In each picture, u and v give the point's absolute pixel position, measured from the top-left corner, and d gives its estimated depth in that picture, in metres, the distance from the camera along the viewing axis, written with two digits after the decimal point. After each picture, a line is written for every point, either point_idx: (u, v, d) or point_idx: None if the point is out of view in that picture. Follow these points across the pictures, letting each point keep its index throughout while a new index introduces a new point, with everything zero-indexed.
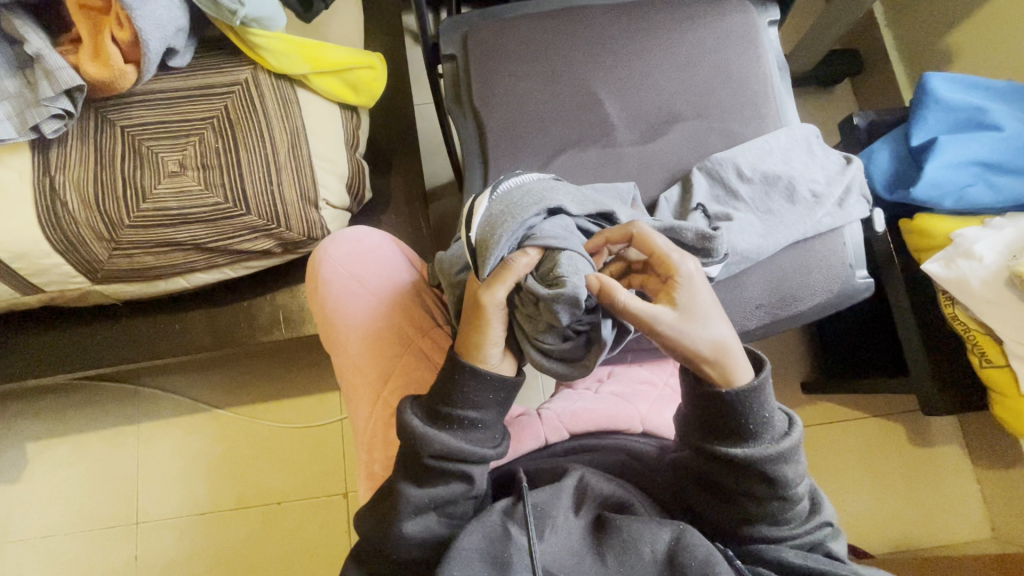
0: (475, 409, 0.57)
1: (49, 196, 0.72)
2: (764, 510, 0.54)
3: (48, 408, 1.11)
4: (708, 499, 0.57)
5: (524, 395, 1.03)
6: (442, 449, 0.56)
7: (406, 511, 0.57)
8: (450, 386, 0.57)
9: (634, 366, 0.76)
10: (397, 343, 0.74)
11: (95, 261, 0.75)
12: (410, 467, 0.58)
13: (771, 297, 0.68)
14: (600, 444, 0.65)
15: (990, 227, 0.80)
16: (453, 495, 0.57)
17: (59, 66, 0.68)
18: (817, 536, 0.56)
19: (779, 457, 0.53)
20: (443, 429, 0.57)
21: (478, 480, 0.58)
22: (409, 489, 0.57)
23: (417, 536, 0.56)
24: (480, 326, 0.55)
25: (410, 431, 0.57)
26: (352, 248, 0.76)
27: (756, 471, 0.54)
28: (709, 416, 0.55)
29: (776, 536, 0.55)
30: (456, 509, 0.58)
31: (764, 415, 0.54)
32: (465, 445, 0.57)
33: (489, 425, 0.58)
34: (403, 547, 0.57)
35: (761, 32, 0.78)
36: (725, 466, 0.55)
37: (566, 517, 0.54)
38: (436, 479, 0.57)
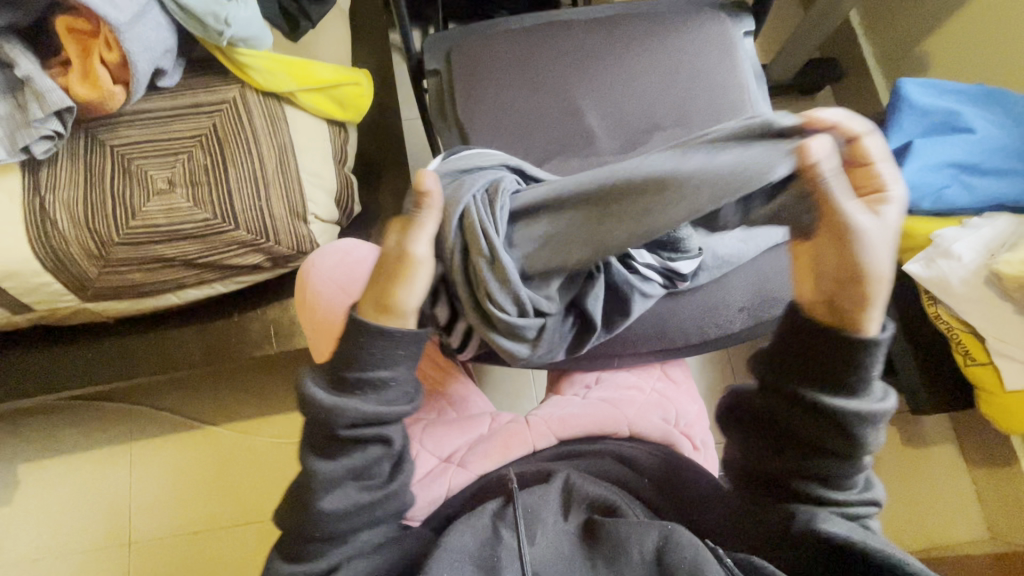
0: (385, 370, 0.52)
1: (38, 215, 0.73)
2: (829, 470, 0.51)
3: (40, 427, 1.11)
4: (767, 447, 0.54)
5: (519, 404, 1.03)
6: (355, 416, 0.51)
7: (326, 487, 0.52)
8: (353, 348, 0.51)
9: (620, 370, 0.75)
10: None
11: (85, 278, 0.76)
12: (320, 441, 0.52)
13: (753, 300, 0.68)
14: (587, 449, 0.64)
15: (968, 227, 0.81)
16: (372, 462, 0.53)
17: (48, 87, 0.70)
18: (866, 512, 0.52)
19: (867, 418, 0.49)
20: (355, 395, 0.52)
21: (397, 439, 0.54)
22: (323, 465, 0.52)
23: (343, 510, 0.51)
24: (400, 281, 0.52)
25: (314, 403, 0.51)
26: (338, 260, 0.77)
27: (833, 424, 0.50)
28: (805, 353, 0.51)
29: (828, 499, 0.51)
30: (380, 472, 0.54)
31: (869, 370, 0.49)
32: (380, 409, 0.52)
33: (402, 383, 0.53)
34: (328, 525, 0.51)
35: (738, 42, 0.80)
36: (805, 416, 0.51)
37: (555, 522, 0.54)
38: (352, 449, 0.52)
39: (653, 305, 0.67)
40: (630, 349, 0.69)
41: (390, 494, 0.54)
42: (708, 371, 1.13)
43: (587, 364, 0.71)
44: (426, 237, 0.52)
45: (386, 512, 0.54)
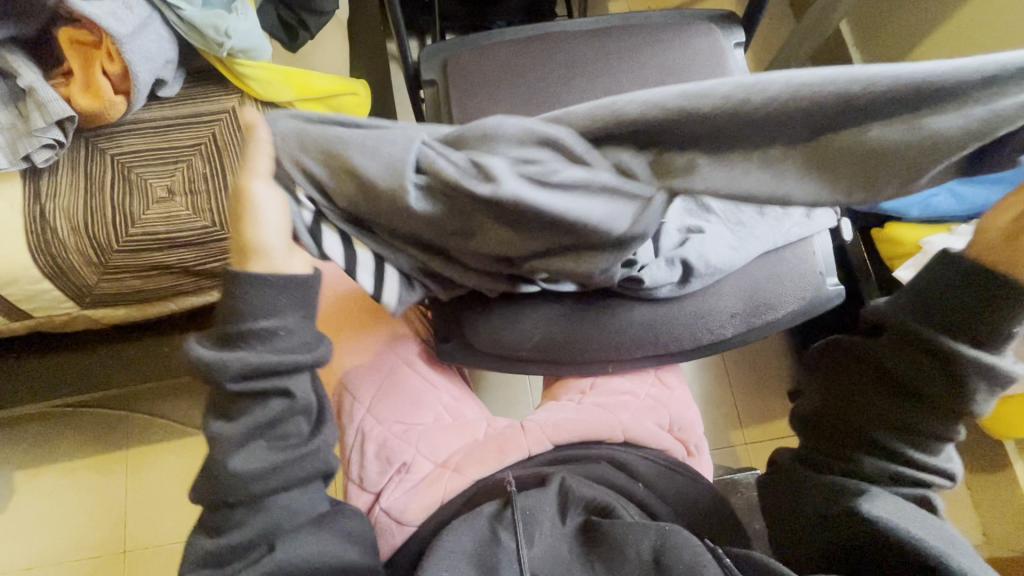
0: (269, 319, 0.47)
1: (37, 223, 0.73)
2: (921, 425, 0.48)
3: (36, 435, 1.11)
4: (859, 390, 0.51)
5: (514, 410, 1.04)
6: (244, 368, 0.46)
7: (228, 450, 0.47)
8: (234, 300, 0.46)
9: (614, 376, 0.74)
10: (382, 367, 0.72)
11: (84, 286, 0.77)
12: (216, 402, 0.48)
13: (746, 306, 0.69)
14: (582, 454, 0.65)
15: (957, 234, 0.82)
16: (277, 417, 0.48)
17: (50, 97, 0.71)
18: (931, 482, 0.50)
19: (990, 377, 0.45)
20: (243, 348, 0.46)
21: (302, 393, 0.49)
22: (220, 426, 0.47)
23: (250, 473, 0.47)
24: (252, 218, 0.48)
25: (199, 362, 0.46)
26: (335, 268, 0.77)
27: (952, 375, 0.46)
28: (932, 295, 0.47)
29: (898, 454, 0.49)
30: (292, 431, 0.49)
31: (1010, 329, 0.44)
32: (272, 360, 0.47)
33: (297, 333, 0.48)
34: (238, 490, 0.47)
35: (728, 53, 0.81)
36: (925, 361, 0.47)
37: (552, 526, 0.55)
38: (249, 406, 0.48)
39: (646, 311, 0.68)
40: (624, 354, 0.70)
41: (307, 451, 0.50)
42: (701, 377, 1.14)
43: (581, 370, 0.72)
44: (265, 173, 0.49)
45: (305, 473, 0.50)
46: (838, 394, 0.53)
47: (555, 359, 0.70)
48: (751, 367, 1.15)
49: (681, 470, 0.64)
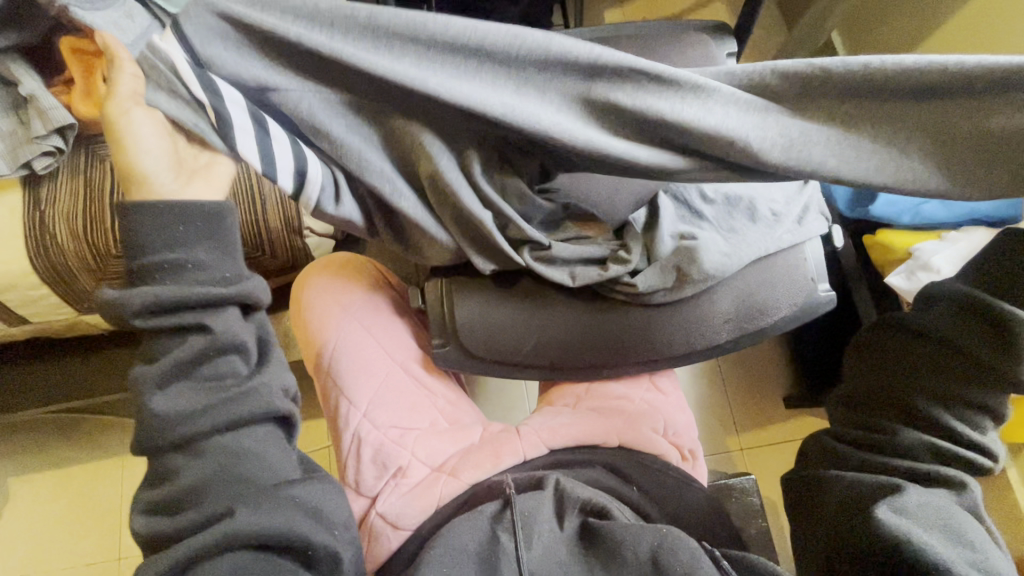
0: (177, 252, 0.49)
1: (37, 229, 0.74)
2: (967, 400, 0.46)
3: (33, 441, 1.11)
4: (902, 359, 0.50)
5: (510, 414, 1.04)
6: (149, 299, 0.47)
7: (150, 389, 0.47)
8: (136, 234, 0.49)
9: (609, 381, 0.75)
10: (378, 373, 0.72)
11: (81, 291, 0.77)
12: (144, 348, 0.49)
13: (738, 312, 0.69)
14: (578, 458, 0.66)
15: (947, 240, 0.83)
16: (193, 353, 0.48)
17: (52, 105, 0.71)
18: (967, 474, 0.47)
19: None
20: (155, 282, 0.48)
21: (223, 327, 0.49)
22: (142, 368, 0.48)
23: (174, 409, 0.46)
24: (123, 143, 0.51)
25: (109, 302, 0.48)
26: (334, 273, 0.78)
27: (1009, 340, 0.45)
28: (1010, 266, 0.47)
29: (943, 432, 0.47)
30: (223, 370, 0.49)
31: None
32: (181, 289, 0.48)
33: (208, 266, 0.50)
34: (167, 429, 0.46)
35: (720, 62, 0.83)
36: (975, 324, 0.47)
37: (550, 528, 0.55)
38: (168, 345, 0.48)
39: (642, 316, 0.68)
40: (619, 359, 0.71)
41: (238, 390, 0.48)
42: (697, 383, 1.15)
43: (576, 375, 0.72)
44: (131, 96, 0.52)
45: (239, 414, 0.48)
46: (880, 364, 0.51)
47: (551, 365, 0.71)
48: (745, 371, 1.16)
49: (671, 471, 0.65)
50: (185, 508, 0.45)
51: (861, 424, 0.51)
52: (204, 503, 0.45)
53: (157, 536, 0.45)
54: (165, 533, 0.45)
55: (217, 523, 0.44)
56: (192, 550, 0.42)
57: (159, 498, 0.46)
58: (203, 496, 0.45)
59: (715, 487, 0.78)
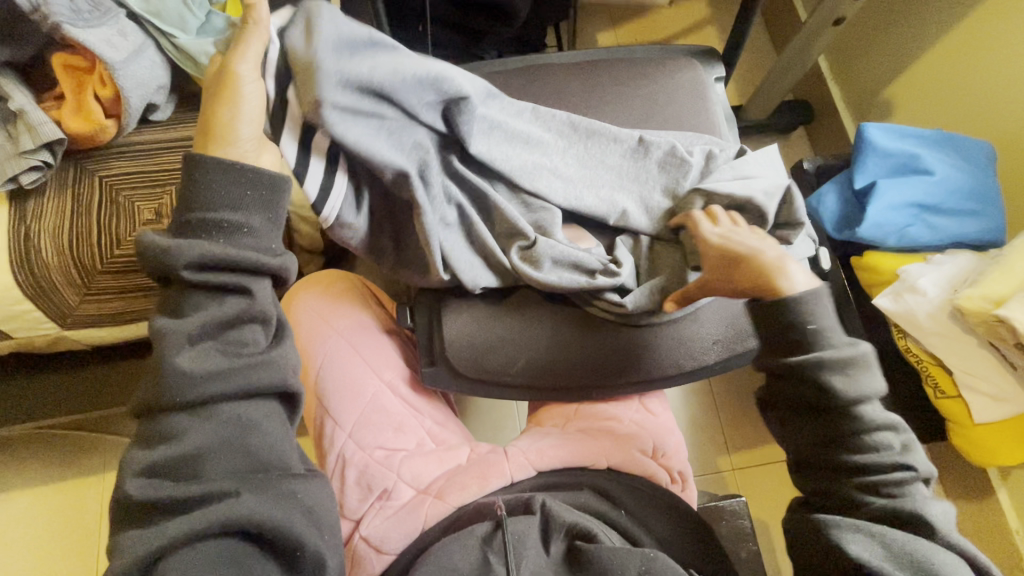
0: (236, 214, 0.48)
1: (23, 245, 0.73)
2: (848, 438, 0.51)
3: (9, 457, 1.08)
4: (788, 430, 0.54)
5: (499, 433, 1.04)
6: (202, 255, 0.46)
7: (179, 344, 0.46)
8: (195, 187, 0.48)
9: (599, 403, 0.74)
10: (364, 394, 0.71)
11: (65, 306, 0.76)
12: (169, 297, 0.48)
13: (726, 332, 0.69)
14: (565, 481, 0.65)
15: (932, 262, 0.86)
16: (234, 314, 0.48)
17: (43, 121, 0.70)
18: (912, 500, 0.50)
19: (840, 366, 0.51)
20: (204, 238, 0.47)
21: (262, 297, 0.50)
22: (171, 321, 0.47)
23: (200, 369, 0.46)
24: (229, 102, 0.52)
25: (154, 248, 0.47)
26: (321, 293, 0.77)
27: (819, 384, 0.51)
28: (772, 331, 0.54)
29: (860, 480, 0.51)
30: (246, 338, 0.49)
31: (813, 326, 0.52)
32: (233, 250, 0.48)
33: (262, 234, 0.49)
34: (184, 389, 0.45)
35: (708, 87, 0.84)
36: (799, 382, 0.52)
37: (536, 552, 0.54)
38: (205, 301, 0.48)
39: (630, 336, 0.69)
40: (609, 381, 0.70)
41: (262, 360, 0.48)
42: (688, 402, 1.14)
43: (565, 397, 0.71)
44: (251, 61, 0.52)
45: (259, 383, 0.47)
46: (785, 439, 0.55)
47: (539, 385, 0.70)
48: (735, 390, 1.16)
49: (660, 494, 0.65)
50: (185, 478, 0.44)
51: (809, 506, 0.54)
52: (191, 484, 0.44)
53: (149, 500, 0.43)
54: (159, 500, 0.43)
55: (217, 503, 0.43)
56: (171, 535, 0.42)
57: (159, 457, 0.44)
58: (206, 470, 0.45)
59: (706, 509, 0.77)
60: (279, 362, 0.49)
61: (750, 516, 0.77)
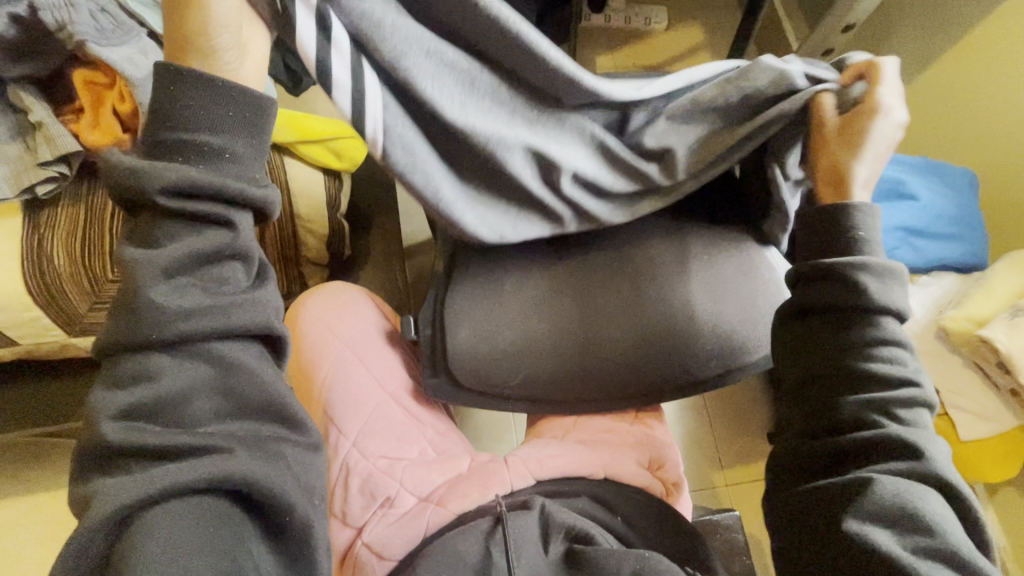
0: (214, 136, 0.44)
1: (35, 253, 0.74)
2: (861, 348, 0.52)
3: None
4: (804, 343, 0.55)
5: (496, 446, 1.05)
6: (180, 180, 0.42)
7: (153, 276, 0.42)
8: (170, 105, 0.43)
9: (596, 415, 0.76)
10: (370, 404, 0.73)
11: (74, 313, 0.77)
12: (140, 224, 0.44)
13: (720, 348, 0.71)
14: (563, 489, 0.67)
15: (918, 285, 0.90)
16: (215, 246, 0.44)
17: (61, 133, 0.72)
18: (921, 433, 0.49)
19: (869, 269, 0.53)
20: (180, 162, 0.43)
21: (246, 233, 0.46)
22: (143, 251, 0.43)
23: (178, 305, 0.42)
24: (201, 6, 0.45)
25: (127, 168, 0.42)
26: (328, 303, 0.79)
27: (847, 282, 0.53)
28: (818, 233, 0.57)
29: (873, 402, 0.50)
30: (226, 276, 0.45)
31: (851, 229, 0.55)
32: (214, 177, 0.43)
33: (244, 161, 0.45)
34: (161, 324, 0.42)
35: None
36: (827, 285, 0.54)
37: (535, 553, 0.56)
38: (184, 235, 0.44)
39: (627, 350, 0.71)
40: (606, 393, 0.72)
41: (245, 299, 0.45)
42: (683, 418, 1.16)
43: (564, 409, 0.73)
44: None
45: (243, 323, 0.44)
46: (790, 366, 0.56)
47: (539, 397, 0.72)
48: (729, 405, 1.18)
49: (655, 503, 0.66)
50: (169, 424, 0.41)
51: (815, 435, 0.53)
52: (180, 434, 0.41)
53: (126, 444, 0.39)
54: (136, 446, 0.39)
55: (205, 458, 0.40)
56: (147, 486, 0.38)
57: (134, 400, 0.41)
58: (191, 414, 0.42)
59: (700, 523, 0.78)
60: (264, 300, 0.46)
61: (743, 530, 0.79)
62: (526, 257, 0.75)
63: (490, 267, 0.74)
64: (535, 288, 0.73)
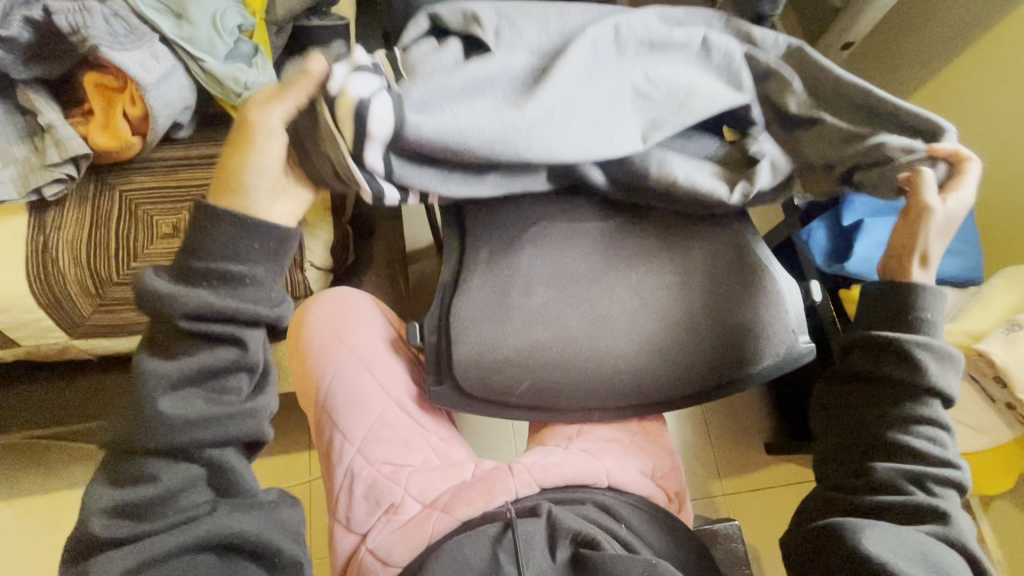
0: (238, 264, 0.51)
1: (40, 254, 0.74)
2: (907, 416, 0.59)
3: None
4: (849, 405, 0.62)
5: (496, 453, 1.05)
6: (200, 307, 0.49)
7: (162, 387, 0.49)
8: (199, 236, 0.51)
9: (599, 424, 0.76)
10: (372, 411, 0.72)
11: (77, 317, 0.77)
12: (158, 338, 0.50)
13: (721, 359, 0.72)
14: (568, 496, 0.67)
15: None
16: (222, 363, 0.50)
17: (70, 135, 0.73)
18: (945, 501, 0.56)
19: (927, 347, 0.59)
20: (204, 289, 0.50)
21: (252, 347, 0.52)
22: (160, 363, 0.49)
23: (188, 414, 0.49)
24: (243, 153, 0.54)
25: (155, 293, 0.49)
26: (334, 307, 0.79)
27: (904, 356, 0.59)
28: (879, 305, 0.63)
29: (907, 465, 0.57)
30: (230, 385, 0.51)
31: (920, 309, 0.61)
32: (228, 305, 0.50)
33: (261, 283, 0.52)
34: (168, 430, 0.48)
35: None
36: (881, 355, 0.61)
37: (541, 558, 0.57)
38: (196, 348, 0.50)
39: (630, 361, 0.71)
40: (609, 403, 0.73)
41: (240, 408, 0.51)
42: (681, 427, 1.17)
43: (569, 417, 0.74)
44: (265, 126, 0.54)
45: (236, 434, 0.51)
46: (835, 419, 0.63)
47: (542, 405, 0.72)
48: (729, 414, 1.18)
49: (657, 513, 0.67)
50: (157, 513, 0.48)
51: (847, 486, 0.59)
52: (170, 513, 0.48)
53: (116, 535, 0.47)
54: (132, 531, 0.47)
55: (198, 523, 0.49)
56: (153, 554, 0.47)
57: (131, 497, 0.47)
58: (185, 501, 0.49)
59: (702, 532, 0.79)
60: (257, 411, 0.52)
61: (743, 540, 0.79)
62: (532, 267, 0.75)
63: (497, 275, 0.74)
64: (539, 295, 0.73)
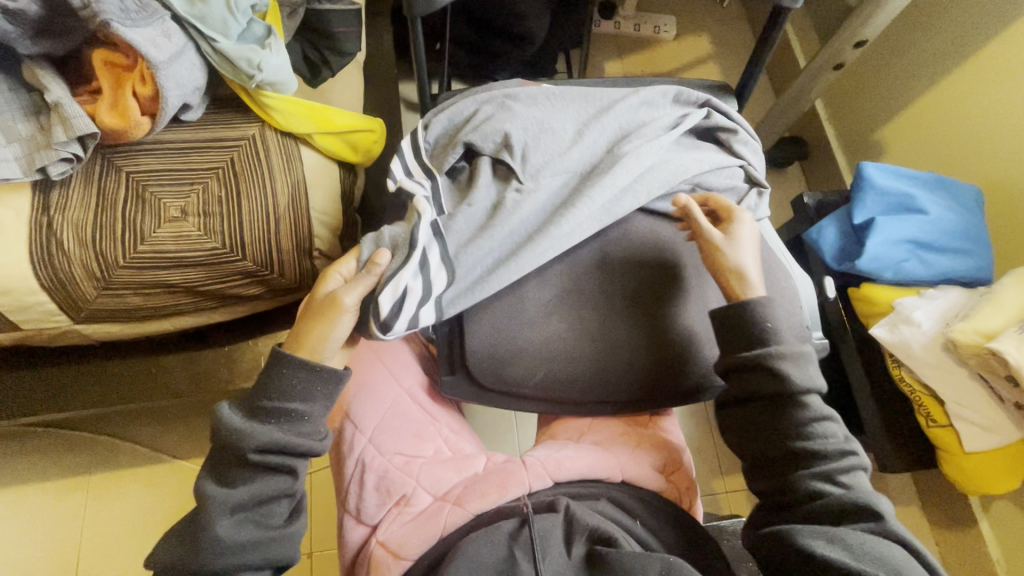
0: (302, 404, 0.60)
1: (44, 235, 0.72)
2: (800, 423, 0.60)
3: None
4: (746, 427, 0.63)
5: (501, 448, 1.05)
6: (269, 441, 0.57)
7: (221, 510, 0.55)
8: (276, 380, 0.59)
9: (609, 419, 0.76)
10: (384, 400, 0.71)
11: (81, 300, 0.76)
12: (222, 465, 0.57)
13: None
14: (582, 492, 0.66)
15: (925, 296, 0.91)
16: (275, 492, 0.58)
17: (77, 113, 0.70)
18: (863, 493, 0.58)
19: (782, 355, 0.61)
20: (271, 423, 0.58)
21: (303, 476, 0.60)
22: (218, 489, 0.56)
23: (237, 538, 0.55)
24: (326, 322, 0.62)
25: (230, 428, 0.57)
26: None
27: (771, 370, 0.61)
28: (728, 331, 0.65)
29: (817, 470, 0.59)
30: (273, 511, 0.58)
31: (768, 323, 0.63)
32: (289, 438, 0.58)
33: (315, 418, 0.60)
34: (218, 553, 0.54)
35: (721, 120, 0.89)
36: (754, 373, 0.62)
37: (558, 553, 0.57)
38: (255, 476, 0.57)
39: (643, 352, 0.71)
40: (622, 397, 0.72)
41: (281, 534, 0.58)
42: (685, 424, 1.17)
43: (581, 410, 0.73)
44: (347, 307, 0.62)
45: (274, 557, 0.57)
46: (743, 443, 0.64)
47: (554, 398, 0.72)
48: None
49: (669, 509, 0.66)
50: None
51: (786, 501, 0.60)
52: None
53: None
54: None
55: None
56: None
57: None
58: None
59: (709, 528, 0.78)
60: (294, 536, 0.59)
61: None
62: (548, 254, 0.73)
63: None
64: (552, 278, 0.72)
